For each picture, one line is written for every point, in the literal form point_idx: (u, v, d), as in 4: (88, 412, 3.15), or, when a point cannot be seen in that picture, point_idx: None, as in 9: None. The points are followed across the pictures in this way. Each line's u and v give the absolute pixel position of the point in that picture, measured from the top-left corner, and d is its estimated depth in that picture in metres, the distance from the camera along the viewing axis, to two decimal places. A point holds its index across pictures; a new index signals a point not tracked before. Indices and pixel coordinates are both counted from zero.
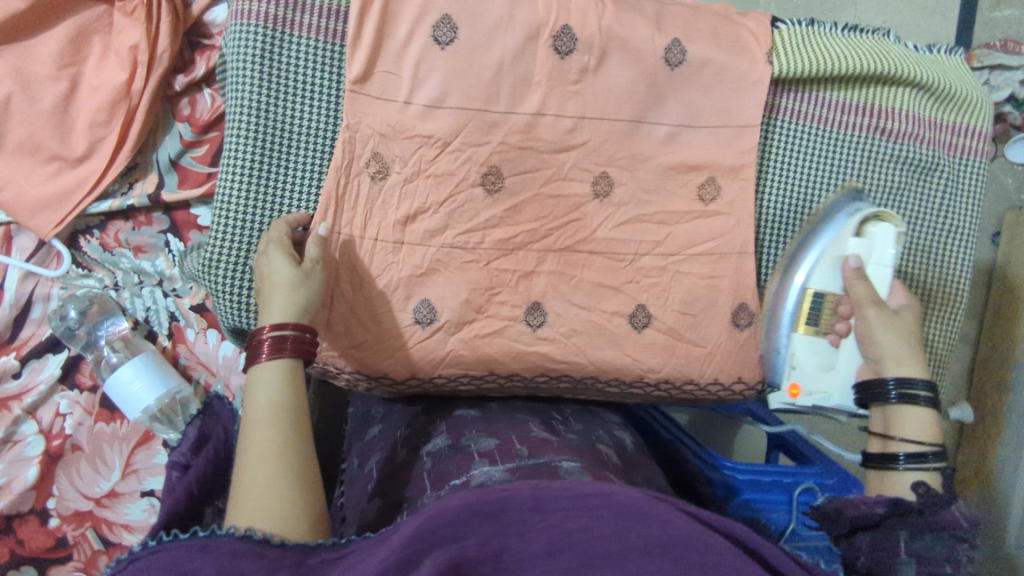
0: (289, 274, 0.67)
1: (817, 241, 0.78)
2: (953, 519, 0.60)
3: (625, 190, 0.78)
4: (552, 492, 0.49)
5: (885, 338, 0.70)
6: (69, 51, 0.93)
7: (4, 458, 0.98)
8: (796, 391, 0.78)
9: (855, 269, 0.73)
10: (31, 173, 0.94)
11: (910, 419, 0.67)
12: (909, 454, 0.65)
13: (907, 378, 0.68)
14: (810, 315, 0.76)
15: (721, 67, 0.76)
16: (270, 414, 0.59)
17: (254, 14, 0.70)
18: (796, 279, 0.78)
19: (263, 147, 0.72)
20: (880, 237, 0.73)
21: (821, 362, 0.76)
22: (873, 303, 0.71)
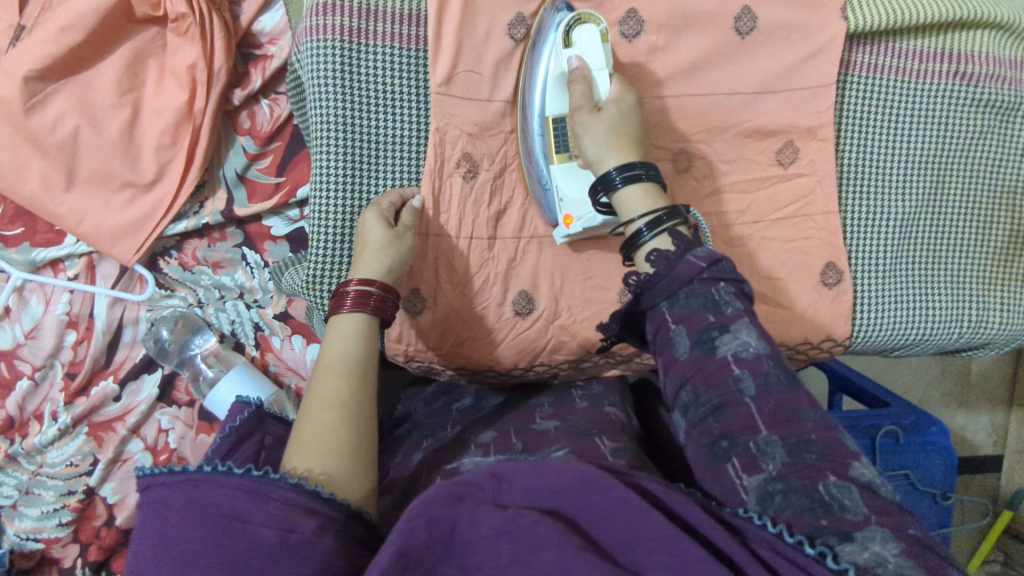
0: (381, 234, 0.69)
1: (539, 55, 0.72)
2: (688, 265, 0.60)
3: (704, 163, 0.78)
4: (512, 480, 0.48)
5: (587, 132, 0.68)
6: (127, 77, 0.94)
7: (114, 477, 1.03)
8: (569, 220, 0.73)
9: (579, 73, 0.69)
10: (107, 203, 0.96)
11: (632, 196, 0.66)
12: (647, 225, 0.64)
13: (625, 163, 0.66)
14: (558, 142, 0.72)
15: (794, 29, 0.76)
16: (342, 363, 0.61)
17: (329, 28, 0.70)
18: (536, 106, 0.73)
19: (354, 160, 0.74)
20: (587, 45, 0.69)
21: (578, 190, 0.72)
22: (591, 106, 0.68)
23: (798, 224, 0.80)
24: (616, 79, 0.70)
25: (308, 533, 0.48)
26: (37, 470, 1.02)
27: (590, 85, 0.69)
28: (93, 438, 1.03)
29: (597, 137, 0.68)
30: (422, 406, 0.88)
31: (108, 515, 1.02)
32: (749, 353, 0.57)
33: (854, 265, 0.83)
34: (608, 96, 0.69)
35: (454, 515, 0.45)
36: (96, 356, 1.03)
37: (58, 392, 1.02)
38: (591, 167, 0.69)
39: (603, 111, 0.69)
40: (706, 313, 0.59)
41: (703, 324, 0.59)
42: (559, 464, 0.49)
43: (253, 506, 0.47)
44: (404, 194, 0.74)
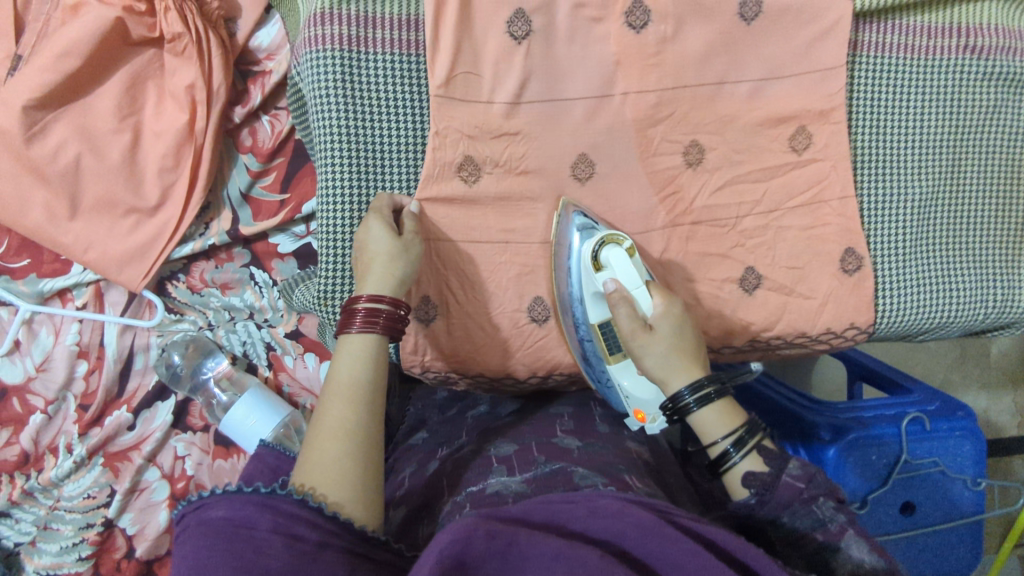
0: (388, 246, 0.67)
1: (566, 268, 0.73)
2: (788, 489, 0.58)
3: (716, 154, 0.76)
4: (569, 523, 0.47)
5: (648, 353, 0.64)
6: (126, 101, 0.93)
7: (133, 507, 1.01)
8: (640, 414, 0.71)
9: (617, 294, 0.67)
10: (112, 230, 0.95)
11: (708, 416, 0.63)
12: (732, 445, 0.62)
13: (694, 383, 0.63)
14: (609, 345, 0.71)
15: (802, 9, 0.74)
16: (353, 384, 0.59)
17: (327, 38, 0.69)
18: (579, 314, 0.73)
19: (359, 171, 0.72)
20: (617, 263, 0.68)
21: (643, 386, 0.70)
22: (643, 328, 0.64)
23: (815, 210, 0.78)
24: (657, 290, 0.67)
25: (312, 543, 0.48)
26: (54, 505, 1.00)
27: (634, 309, 0.65)
28: (110, 469, 1.01)
29: (658, 356, 0.64)
30: (436, 414, 0.87)
31: (128, 546, 1.01)
32: (868, 572, 0.53)
33: (875, 250, 0.81)
34: (656, 311, 0.66)
35: (513, 531, 0.44)
36: (109, 385, 1.01)
37: (71, 424, 1.01)
38: (656, 381, 0.66)
39: (656, 330, 0.65)
40: (814, 534, 0.56)
41: (812, 542, 0.56)
42: (613, 508, 0.48)
43: (260, 514, 0.48)
44: (398, 198, 0.72)
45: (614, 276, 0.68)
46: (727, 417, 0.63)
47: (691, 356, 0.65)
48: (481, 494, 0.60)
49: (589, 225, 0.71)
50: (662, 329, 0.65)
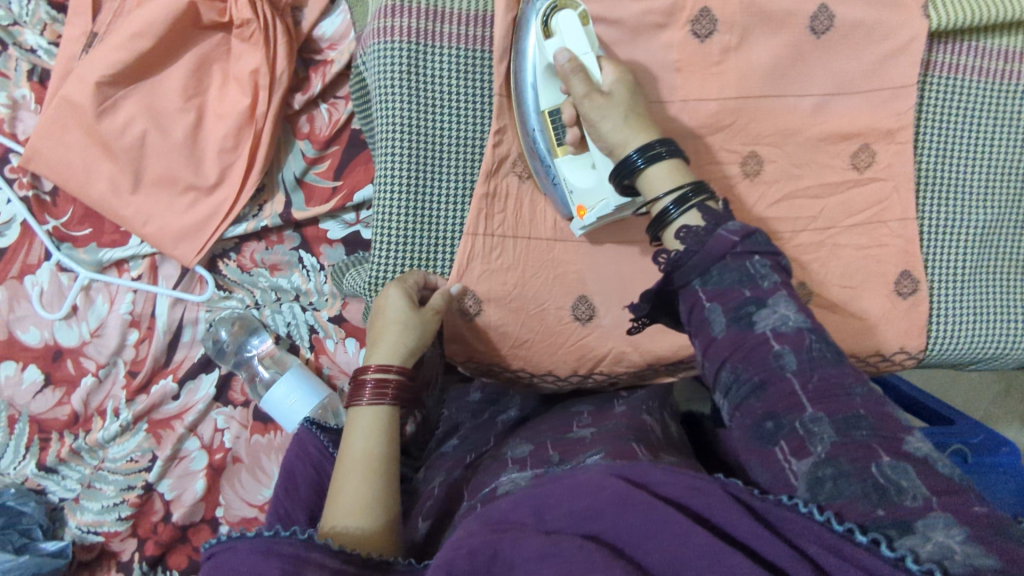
0: (405, 316, 0.69)
1: (524, 77, 0.69)
2: (720, 241, 0.55)
3: (775, 167, 0.75)
4: (552, 503, 0.48)
5: (603, 117, 0.63)
6: (192, 81, 0.96)
7: (172, 474, 1.05)
8: (582, 211, 0.70)
9: (570, 65, 0.63)
10: (171, 205, 0.98)
11: (658, 173, 0.60)
12: (674, 202, 0.58)
13: (645, 144, 0.61)
14: (557, 135, 0.69)
15: (874, 26, 0.72)
16: (364, 455, 0.62)
17: (397, 30, 0.70)
18: (529, 102, 0.69)
19: (417, 162, 0.73)
20: (568, 29, 0.65)
21: (586, 176, 0.69)
22: (600, 94, 0.63)
23: (873, 231, 0.77)
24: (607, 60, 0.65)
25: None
26: (99, 465, 1.04)
27: (588, 76, 0.63)
28: (153, 435, 1.05)
29: (615, 121, 0.62)
30: (468, 418, 0.87)
31: (166, 511, 1.04)
32: (789, 326, 0.52)
33: (933, 275, 0.79)
34: (606, 78, 0.64)
35: (495, 541, 0.46)
36: (158, 354, 1.05)
37: (120, 389, 1.05)
38: (608, 152, 0.64)
39: (611, 96, 0.64)
40: (743, 288, 0.53)
41: (739, 299, 0.53)
42: (593, 483, 0.48)
43: (262, 561, 0.49)
44: (427, 274, 0.74)
45: (562, 44, 0.64)
46: (673, 174, 0.60)
47: (645, 122, 0.63)
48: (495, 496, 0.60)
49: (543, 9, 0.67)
50: (613, 103, 0.63)
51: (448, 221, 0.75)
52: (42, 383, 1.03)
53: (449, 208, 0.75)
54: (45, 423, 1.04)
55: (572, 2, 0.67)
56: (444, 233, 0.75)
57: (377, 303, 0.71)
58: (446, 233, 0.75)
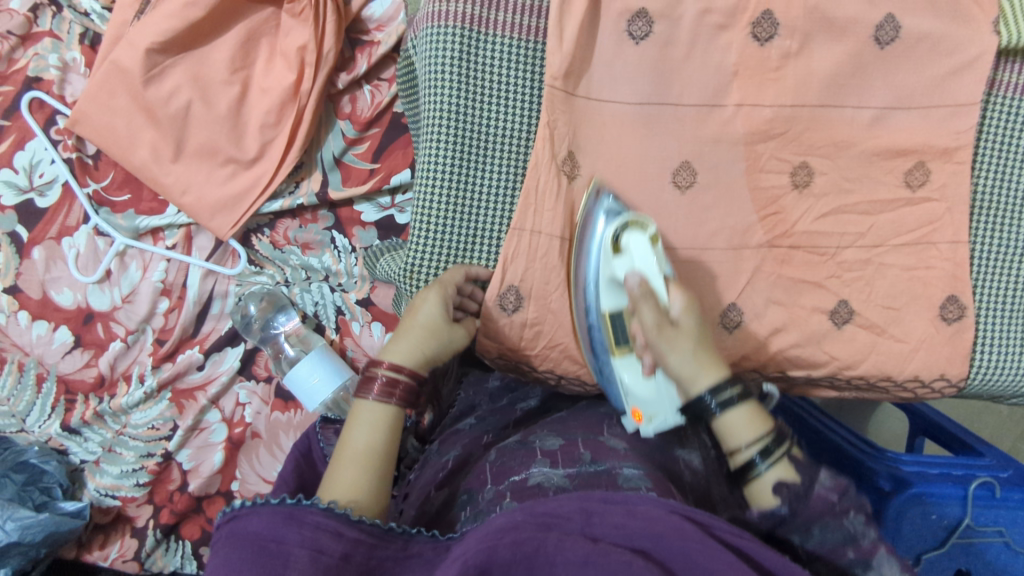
0: (432, 321, 0.69)
1: (588, 253, 0.70)
2: (820, 500, 0.57)
3: (826, 180, 0.73)
4: (603, 513, 0.50)
5: (672, 350, 0.63)
6: (240, 55, 0.96)
7: (191, 444, 1.06)
8: (638, 415, 0.70)
9: (640, 286, 0.65)
10: (209, 177, 0.98)
11: (736, 420, 0.62)
12: (760, 454, 0.60)
13: (716, 386, 0.62)
14: (617, 335, 0.69)
15: (942, 39, 0.70)
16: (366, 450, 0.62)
17: (451, 15, 0.70)
18: (591, 304, 0.70)
19: (461, 151, 0.72)
20: (636, 252, 0.67)
21: (650, 388, 0.68)
22: (669, 323, 0.64)
23: (922, 251, 0.74)
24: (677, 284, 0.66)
25: (336, 556, 0.51)
26: (121, 430, 1.06)
27: (659, 304, 0.64)
28: (175, 405, 1.06)
29: (683, 356, 0.63)
30: (486, 402, 0.88)
31: (182, 480, 1.06)
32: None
33: (980, 302, 0.76)
34: (677, 304, 0.65)
35: (541, 539, 0.47)
36: (186, 325, 1.05)
37: (146, 356, 1.06)
38: (677, 381, 0.65)
39: (680, 325, 0.64)
40: (846, 549, 0.55)
41: (843, 558, 0.56)
42: (653, 512, 0.49)
43: (284, 526, 0.51)
44: (470, 269, 0.73)
45: (631, 265, 0.67)
46: (755, 421, 0.61)
47: (713, 363, 0.64)
48: (523, 485, 0.61)
49: (618, 209, 0.70)
50: (680, 332, 0.64)
51: (488, 212, 0.74)
52: (72, 344, 1.04)
53: (489, 199, 0.74)
54: (71, 384, 1.05)
55: (641, 222, 0.70)
56: (483, 224, 0.74)
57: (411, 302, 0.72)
58: (484, 224, 0.74)
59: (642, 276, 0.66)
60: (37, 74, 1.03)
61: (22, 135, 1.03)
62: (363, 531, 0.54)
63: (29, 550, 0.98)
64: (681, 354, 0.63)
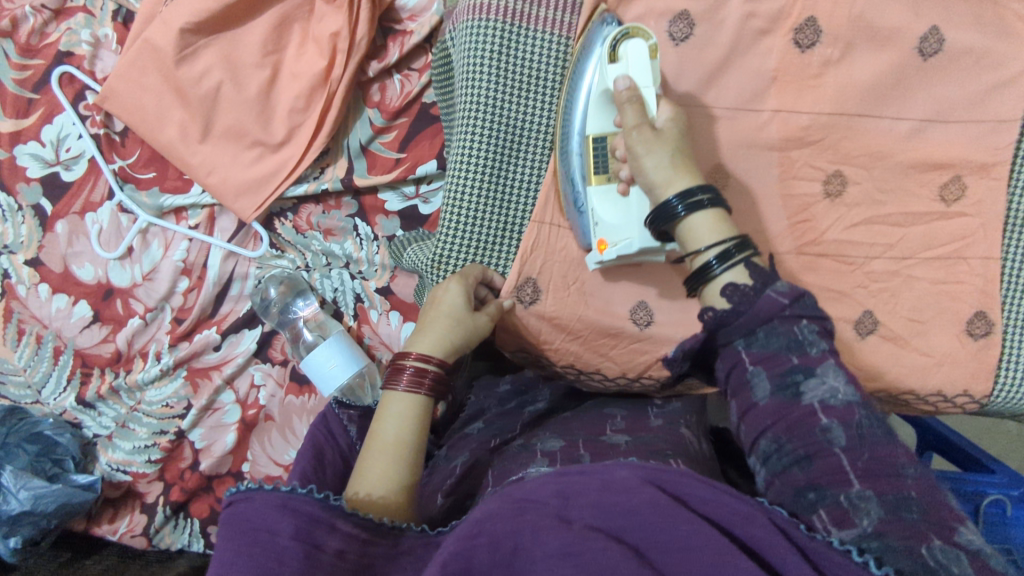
0: (460, 312, 0.70)
1: (584, 68, 0.67)
2: (769, 302, 0.57)
3: (859, 189, 0.73)
4: (578, 491, 0.49)
5: (649, 154, 0.62)
6: (272, 39, 0.96)
7: (205, 423, 1.06)
8: (602, 246, 0.69)
9: (627, 93, 0.62)
10: (236, 159, 0.99)
11: (700, 222, 0.60)
12: (717, 258, 0.59)
13: (685, 191, 0.60)
14: (596, 162, 0.67)
15: (985, 53, 0.69)
16: (393, 443, 0.64)
17: (492, 8, 0.70)
18: (576, 125, 0.68)
19: (493, 144, 0.72)
20: (634, 59, 0.63)
21: (619, 212, 0.68)
22: (650, 128, 0.61)
23: (951, 266, 0.74)
24: (665, 100, 0.64)
25: (329, 554, 0.51)
26: (135, 406, 1.06)
27: (642, 107, 0.62)
28: (190, 384, 1.06)
29: (661, 157, 0.61)
30: (495, 405, 0.86)
31: (193, 459, 1.06)
32: (837, 401, 0.54)
33: (1008, 320, 0.75)
34: (662, 115, 0.63)
35: (518, 532, 0.47)
36: (204, 305, 1.06)
37: (164, 334, 1.06)
38: (648, 189, 0.63)
39: (659, 132, 0.62)
40: (789, 354, 0.56)
41: (787, 364, 0.56)
42: (628, 484, 0.49)
43: (281, 517, 0.52)
44: (487, 269, 0.74)
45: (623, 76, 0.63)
46: (720, 226, 0.60)
47: (689, 168, 0.62)
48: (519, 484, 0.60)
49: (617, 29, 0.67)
50: (656, 145, 0.62)
51: (516, 207, 0.74)
52: (90, 319, 1.05)
53: (518, 193, 0.74)
54: (88, 358, 1.06)
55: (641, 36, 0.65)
56: (511, 219, 0.74)
57: (434, 292, 0.72)
58: (512, 219, 0.75)
59: (634, 84, 0.62)
60: (69, 49, 1.03)
61: (50, 110, 1.03)
62: (356, 526, 0.55)
63: (39, 520, 0.97)
64: (655, 150, 0.61)
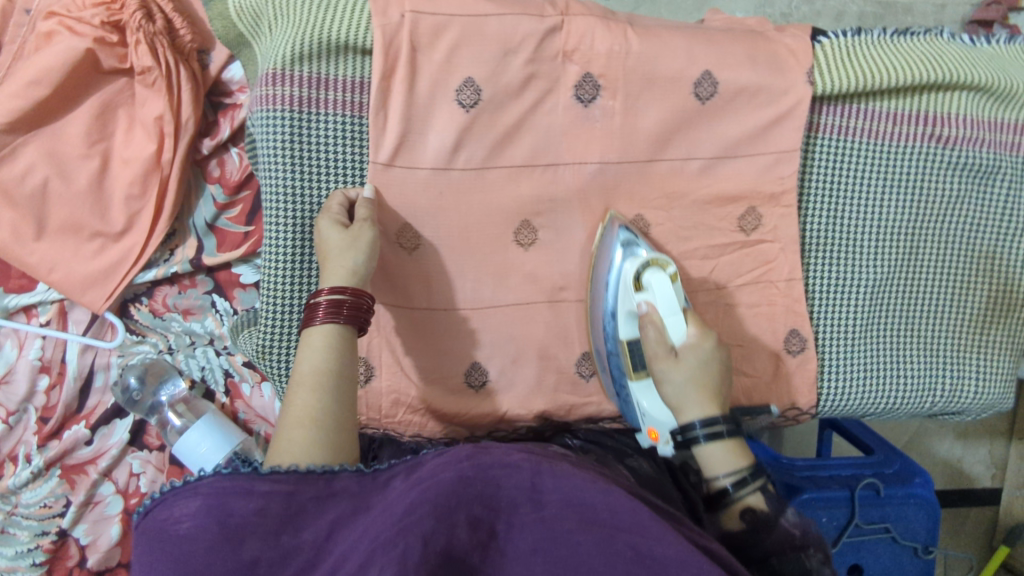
0: (338, 239, 0.67)
1: (605, 290, 0.73)
2: (783, 530, 0.62)
3: (663, 230, 0.77)
4: (549, 486, 0.53)
5: (668, 378, 0.66)
6: (95, 127, 0.94)
7: (86, 519, 1.01)
8: (654, 435, 0.71)
9: (648, 315, 0.68)
10: (77, 252, 0.96)
11: (717, 452, 0.64)
12: (734, 485, 0.63)
13: (709, 417, 0.65)
14: (634, 361, 0.70)
15: (757, 90, 0.74)
16: (319, 376, 0.61)
17: (278, 98, 0.69)
18: (609, 329, 0.72)
19: (302, 231, 0.72)
20: (658, 288, 0.68)
21: (662, 408, 0.69)
22: (668, 353, 0.66)
23: (759, 291, 0.79)
24: (692, 318, 0.67)
25: (247, 515, 0.50)
26: (12, 511, 1.00)
27: (663, 330, 0.67)
28: (66, 480, 1.02)
29: (678, 382, 0.66)
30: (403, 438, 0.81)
31: (81, 556, 1.01)
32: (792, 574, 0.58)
33: (820, 331, 0.80)
34: (686, 341, 0.66)
35: (493, 519, 0.51)
36: (68, 402, 1.03)
37: (31, 434, 1.02)
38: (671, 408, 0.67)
39: (681, 357, 0.66)
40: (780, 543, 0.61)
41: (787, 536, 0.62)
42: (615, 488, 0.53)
43: (203, 507, 0.50)
44: (349, 192, 0.71)
45: (658, 297, 0.68)
46: (737, 457, 0.64)
47: (714, 386, 0.66)
48: None
49: (633, 241, 0.72)
50: (688, 359, 0.66)
51: None
52: None
53: None
54: None
55: (662, 261, 0.71)
56: None
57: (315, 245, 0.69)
58: None
59: (662, 309, 0.67)
60: None
61: None
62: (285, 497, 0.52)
63: None
64: (680, 368, 0.65)
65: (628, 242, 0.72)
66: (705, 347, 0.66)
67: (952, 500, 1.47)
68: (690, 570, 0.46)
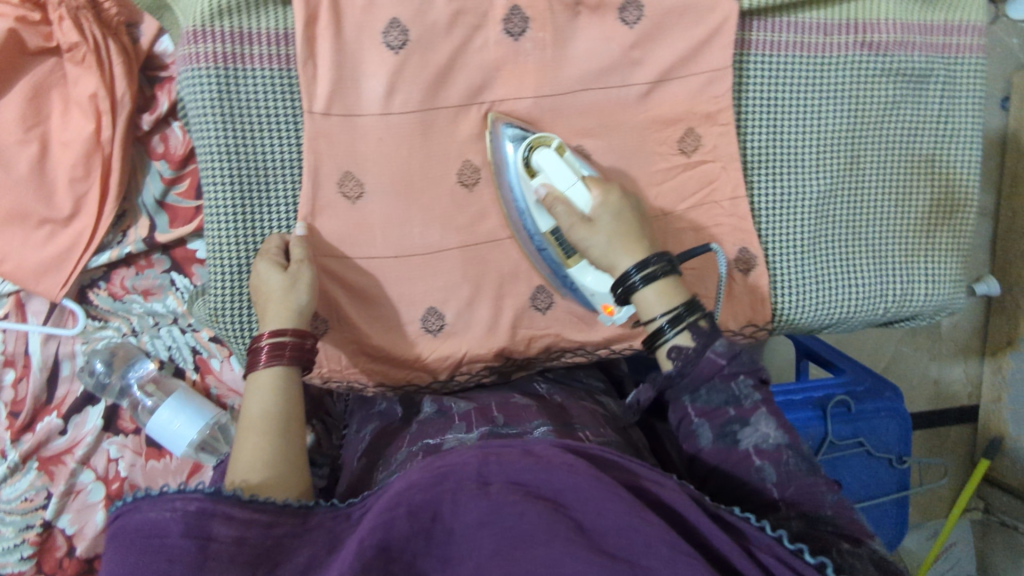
0: (279, 282, 0.68)
1: (509, 180, 0.74)
2: (709, 362, 0.64)
3: (607, 160, 0.77)
4: (496, 470, 0.52)
5: (590, 245, 0.70)
6: (30, 111, 0.92)
7: (71, 508, 1.01)
8: (610, 308, 0.74)
9: (551, 195, 0.70)
10: (26, 240, 0.95)
11: (649, 295, 0.68)
12: (668, 322, 0.66)
13: (639, 262, 0.68)
14: (564, 248, 0.73)
15: (683, 11, 0.75)
16: (267, 418, 0.62)
17: (201, 55, 0.68)
18: (530, 226, 0.75)
19: (242, 189, 0.72)
20: (549, 164, 0.71)
21: (605, 280, 0.72)
22: (581, 220, 0.69)
23: (707, 212, 0.79)
24: (593, 182, 0.70)
25: (226, 543, 0.51)
26: None
27: (570, 204, 0.70)
28: (45, 473, 1.01)
29: (601, 246, 0.69)
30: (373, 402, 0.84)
31: (69, 546, 1.01)
32: (769, 444, 0.62)
33: (770, 248, 0.81)
34: (592, 205, 0.69)
35: (437, 502, 0.50)
36: (37, 393, 1.02)
37: (4, 429, 1.01)
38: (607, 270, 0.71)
39: (595, 223, 0.69)
40: (727, 408, 0.64)
41: (724, 417, 0.64)
42: (562, 461, 0.52)
43: (172, 518, 0.51)
44: None
45: (564, 174, 0.70)
46: (668, 294, 0.68)
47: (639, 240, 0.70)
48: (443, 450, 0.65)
49: (522, 134, 0.74)
50: (604, 223, 0.69)
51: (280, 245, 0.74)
52: None
53: (275, 227, 0.74)
54: None
55: (548, 139, 0.73)
56: None
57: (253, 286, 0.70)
58: None
59: (564, 182, 0.70)
60: None
61: None
62: (258, 510, 0.54)
63: None
64: (598, 233, 0.69)
65: (517, 141, 0.74)
66: (614, 202, 0.70)
67: (932, 420, 1.50)
68: (630, 537, 0.47)
